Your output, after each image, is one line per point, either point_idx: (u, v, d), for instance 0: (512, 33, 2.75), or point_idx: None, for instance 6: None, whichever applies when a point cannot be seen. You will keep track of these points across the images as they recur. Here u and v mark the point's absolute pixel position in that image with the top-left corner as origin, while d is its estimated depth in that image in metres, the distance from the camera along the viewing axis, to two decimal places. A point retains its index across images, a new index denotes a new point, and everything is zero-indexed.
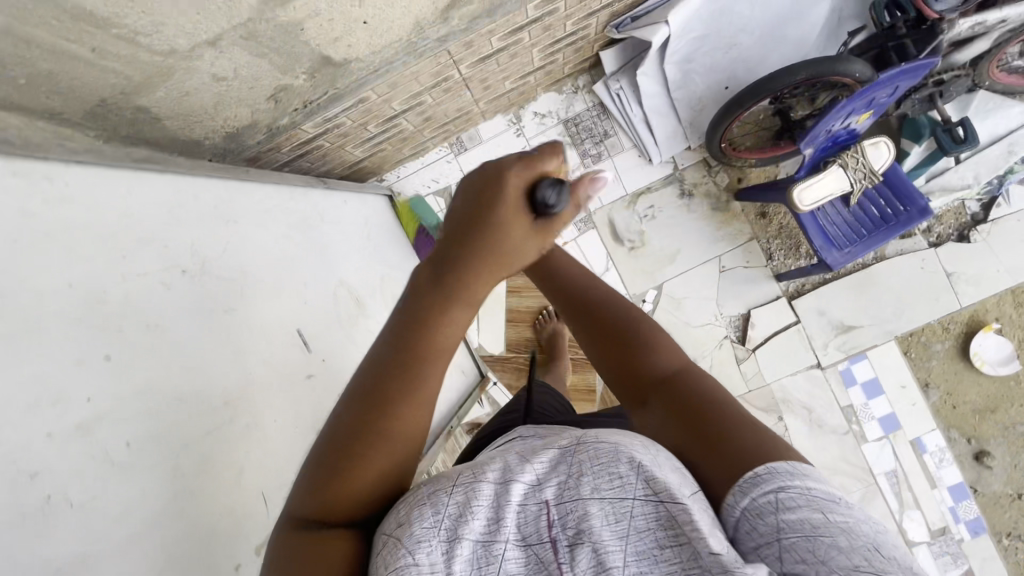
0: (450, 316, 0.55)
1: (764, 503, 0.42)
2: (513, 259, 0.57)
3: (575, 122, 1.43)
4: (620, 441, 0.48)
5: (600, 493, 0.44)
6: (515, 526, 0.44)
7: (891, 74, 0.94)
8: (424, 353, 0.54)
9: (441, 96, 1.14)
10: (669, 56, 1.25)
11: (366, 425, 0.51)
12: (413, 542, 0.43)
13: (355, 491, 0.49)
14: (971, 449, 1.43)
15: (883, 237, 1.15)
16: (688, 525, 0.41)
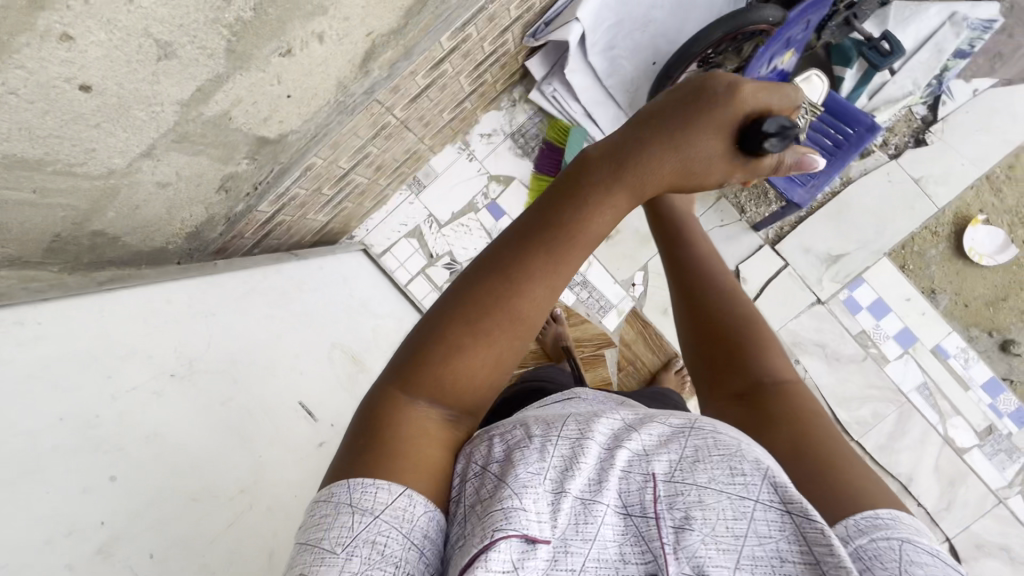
0: (603, 224, 0.55)
1: (879, 545, 0.38)
2: (697, 178, 0.57)
3: (521, 133, 1.46)
4: (746, 437, 0.46)
5: (721, 481, 0.42)
6: (618, 495, 0.44)
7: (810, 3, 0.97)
8: (569, 243, 0.55)
9: (385, 143, 1.16)
10: (590, 50, 1.28)
11: (510, 332, 0.53)
12: (513, 487, 0.44)
13: (465, 382, 0.52)
14: (995, 343, 1.46)
15: (840, 163, 1.16)
16: (822, 546, 0.38)
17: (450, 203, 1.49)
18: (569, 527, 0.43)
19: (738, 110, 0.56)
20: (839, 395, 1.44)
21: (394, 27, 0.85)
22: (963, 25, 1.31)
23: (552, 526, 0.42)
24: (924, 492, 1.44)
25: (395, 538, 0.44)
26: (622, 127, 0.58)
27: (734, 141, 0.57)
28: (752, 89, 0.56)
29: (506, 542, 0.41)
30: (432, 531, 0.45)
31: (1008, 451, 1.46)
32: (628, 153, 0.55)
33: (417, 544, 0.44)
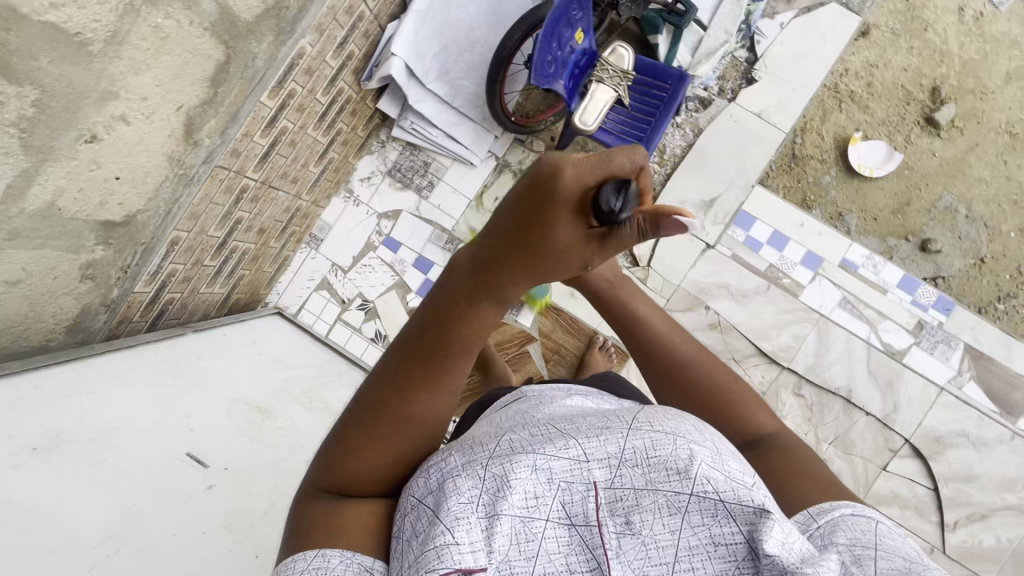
0: (478, 303, 0.69)
1: (858, 517, 0.50)
2: (557, 251, 0.65)
3: (396, 169, 1.56)
4: (676, 429, 0.55)
5: (654, 483, 0.51)
6: (561, 507, 0.51)
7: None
8: (446, 346, 0.69)
9: (255, 206, 1.26)
10: (427, 79, 1.41)
11: (403, 419, 0.68)
12: (448, 522, 0.50)
13: (371, 469, 0.66)
14: (916, 245, 1.52)
15: (667, 112, 1.26)
16: (747, 525, 0.47)
17: (349, 248, 1.57)
18: (512, 546, 0.50)
19: (569, 189, 0.62)
20: (755, 328, 1.49)
21: (204, 97, 0.96)
22: None
23: (488, 551, 0.49)
24: (866, 399, 1.46)
25: None
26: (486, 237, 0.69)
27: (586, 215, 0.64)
28: (589, 164, 0.62)
29: None
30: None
31: (947, 340, 1.49)
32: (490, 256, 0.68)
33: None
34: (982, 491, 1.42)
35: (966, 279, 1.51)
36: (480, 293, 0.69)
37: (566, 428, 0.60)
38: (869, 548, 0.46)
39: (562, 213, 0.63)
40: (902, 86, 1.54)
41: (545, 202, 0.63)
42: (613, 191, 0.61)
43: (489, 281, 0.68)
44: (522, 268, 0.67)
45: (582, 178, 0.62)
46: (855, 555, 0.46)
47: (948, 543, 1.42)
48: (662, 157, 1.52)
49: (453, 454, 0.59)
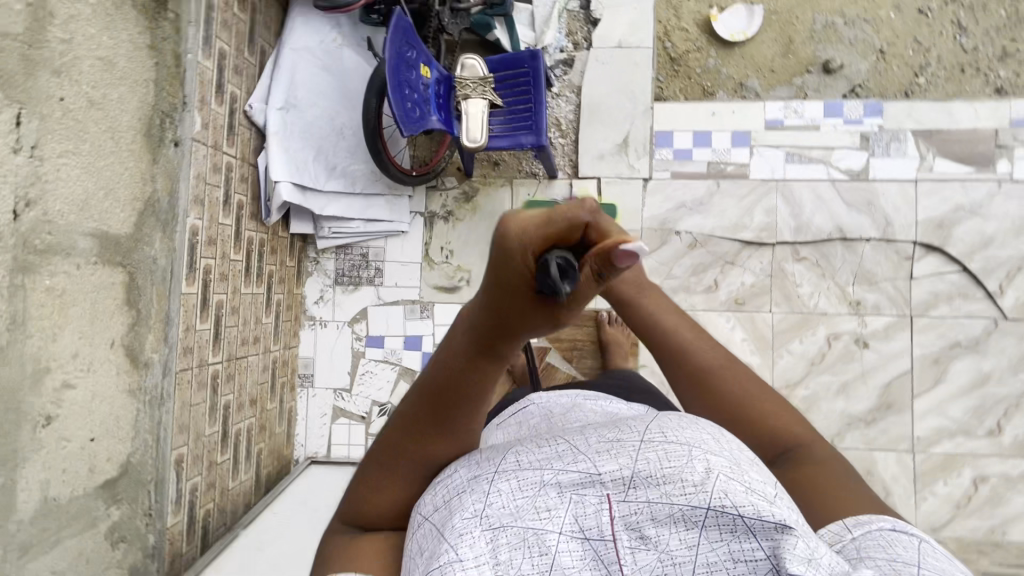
0: (483, 376, 0.54)
1: (897, 536, 0.48)
2: (525, 332, 0.47)
3: (341, 275, 1.56)
4: (698, 438, 0.48)
5: (669, 496, 0.43)
6: (573, 517, 0.45)
7: (399, 26, 1.12)
8: (446, 399, 0.56)
9: (234, 383, 1.24)
10: (321, 184, 1.39)
11: (417, 458, 0.59)
12: (451, 539, 0.47)
13: (392, 502, 0.60)
14: (820, 72, 1.55)
15: (539, 93, 1.27)
16: (773, 536, 0.40)
17: (340, 367, 1.55)
18: (521, 561, 0.44)
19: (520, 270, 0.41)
20: (728, 224, 1.50)
21: (128, 321, 0.95)
22: None
23: (493, 564, 0.44)
24: (859, 227, 1.47)
25: None
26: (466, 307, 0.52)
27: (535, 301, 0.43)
28: (532, 221, 0.39)
29: None
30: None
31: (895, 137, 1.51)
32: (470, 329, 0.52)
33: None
34: (1006, 245, 1.43)
35: (879, 75, 1.54)
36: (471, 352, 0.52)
37: (579, 437, 0.54)
38: (912, 566, 0.44)
39: (508, 299, 0.44)
40: None
41: (496, 287, 0.43)
42: (542, 273, 0.39)
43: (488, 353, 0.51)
44: (509, 340, 0.49)
45: (525, 250, 0.39)
46: (895, 568, 0.43)
47: (1003, 308, 1.43)
48: (561, 129, 1.54)
49: (459, 467, 0.56)
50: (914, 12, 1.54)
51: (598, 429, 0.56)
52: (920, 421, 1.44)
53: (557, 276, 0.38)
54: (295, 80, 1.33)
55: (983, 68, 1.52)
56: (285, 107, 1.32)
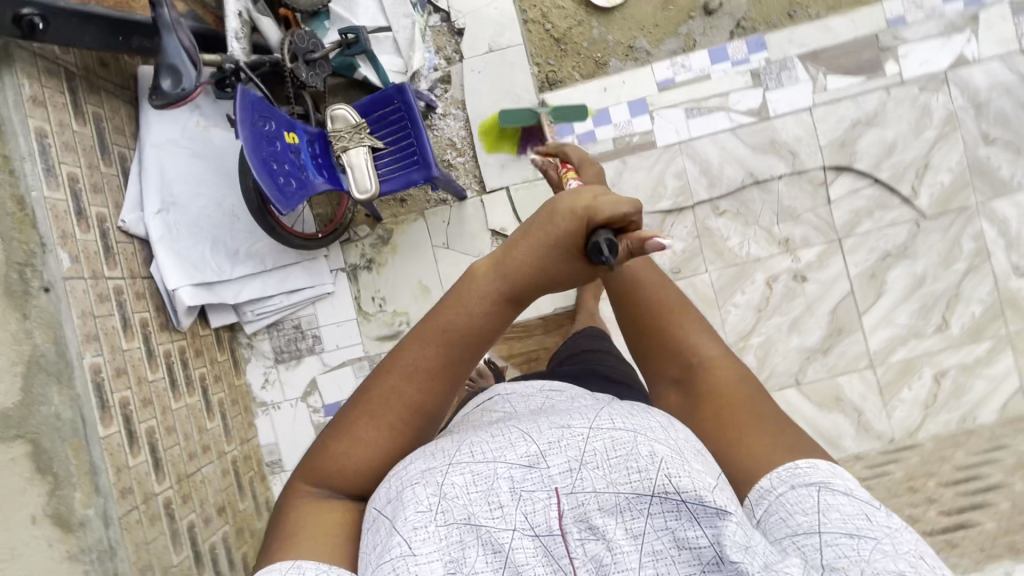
0: (494, 325, 0.60)
1: (800, 493, 0.49)
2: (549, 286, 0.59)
3: (280, 352, 1.50)
4: (638, 425, 0.48)
5: (616, 485, 0.43)
6: (522, 512, 0.44)
7: (246, 101, 1.05)
8: (453, 349, 0.59)
9: (191, 501, 1.20)
10: (227, 273, 1.33)
11: (410, 408, 0.59)
12: (403, 530, 0.45)
13: (354, 468, 0.59)
14: (694, 24, 1.53)
15: (417, 127, 1.23)
16: (708, 517, 0.41)
17: (305, 444, 1.50)
18: (477, 557, 0.43)
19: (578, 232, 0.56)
20: (644, 198, 1.50)
21: (46, 489, 0.93)
22: None
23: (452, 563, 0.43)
24: (769, 167, 1.47)
25: None
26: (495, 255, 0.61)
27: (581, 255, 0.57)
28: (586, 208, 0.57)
29: None
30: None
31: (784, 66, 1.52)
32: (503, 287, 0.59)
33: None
34: (908, 149, 1.45)
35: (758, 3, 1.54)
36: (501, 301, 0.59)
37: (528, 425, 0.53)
38: (814, 536, 0.46)
39: (559, 254, 0.57)
40: None
41: (551, 246, 0.57)
42: (598, 247, 0.55)
43: (510, 301, 0.60)
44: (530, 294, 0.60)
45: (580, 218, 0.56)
46: (801, 549, 0.45)
47: (922, 208, 1.45)
48: (457, 148, 1.49)
49: (415, 458, 0.53)
50: None
51: (546, 416, 0.55)
52: (873, 336, 1.47)
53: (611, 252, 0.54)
54: (166, 177, 1.26)
55: None
56: (164, 208, 1.25)
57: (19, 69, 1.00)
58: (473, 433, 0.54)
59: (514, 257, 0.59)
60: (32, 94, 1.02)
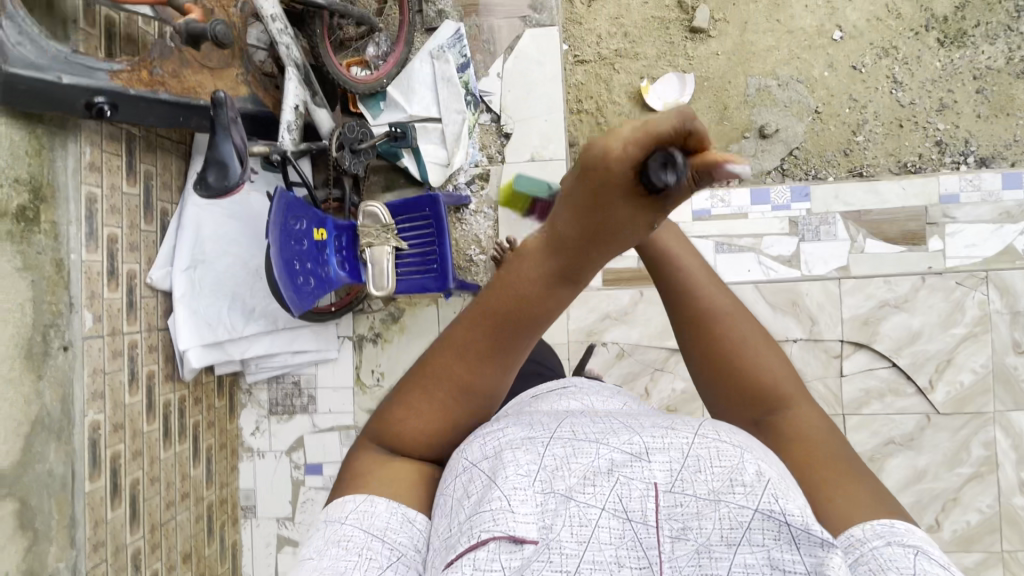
0: (550, 300, 0.51)
1: (894, 550, 0.44)
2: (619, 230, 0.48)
3: (276, 404, 1.56)
4: (747, 441, 0.45)
5: (720, 496, 0.41)
6: (615, 497, 0.42)
7: (282, 205, 1.10)
8: (510, 315, 0.51)
9: (161, 547, 1.26)
10: (239, 331, 1.38)
11: (461, 385, 0.53)
12: (503, 487, 0.44)
13: (411, 431, 0.55)
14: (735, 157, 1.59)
15: (442, 238, 1.26)
16: (812, 553, 0.37)
17: (280, 497, 1.56)
18: (563, 528, 0.42)
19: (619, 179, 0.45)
20: (655, 333, 1.48)
21: (23, 544, 0.96)
22: (445, 53, 1.47)
23: (543, 525, 0.42)
24: (784, 329, 1.47)
25: (357, 533, 0.50)
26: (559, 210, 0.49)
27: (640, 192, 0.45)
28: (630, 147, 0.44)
29: (492, 543, 0.41)
30: (390, 523, 0.51)
31: (823, 219, 1.54)
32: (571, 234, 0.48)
33: (378, 535, 0.50)
34: (933, 340, 1.42)
35: (816, 134, 1.75)
36: (570, 255, 0.49)
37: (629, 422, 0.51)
38: None
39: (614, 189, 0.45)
40: (653, 18, 1.80)
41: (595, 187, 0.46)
42: (661, 163, 0.44)
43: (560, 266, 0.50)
44: (589, 249, 0.48)
45: (626, 156, 0.44)
46: None
47: (936, 403, 1.41)
48: (481, 245, 1.52)
49: (512, 424, 0.52)
50: (846, 70, 1.78)
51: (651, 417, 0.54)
52: None
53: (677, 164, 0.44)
54: (201, 234, 1.32)
55: (921, 121, 1.70)
56: (192, 265, 1.31)
57: (84, 136, 1.07)
58: (570, 417, 0.53)
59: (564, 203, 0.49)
60: (90, 160, 1.08)
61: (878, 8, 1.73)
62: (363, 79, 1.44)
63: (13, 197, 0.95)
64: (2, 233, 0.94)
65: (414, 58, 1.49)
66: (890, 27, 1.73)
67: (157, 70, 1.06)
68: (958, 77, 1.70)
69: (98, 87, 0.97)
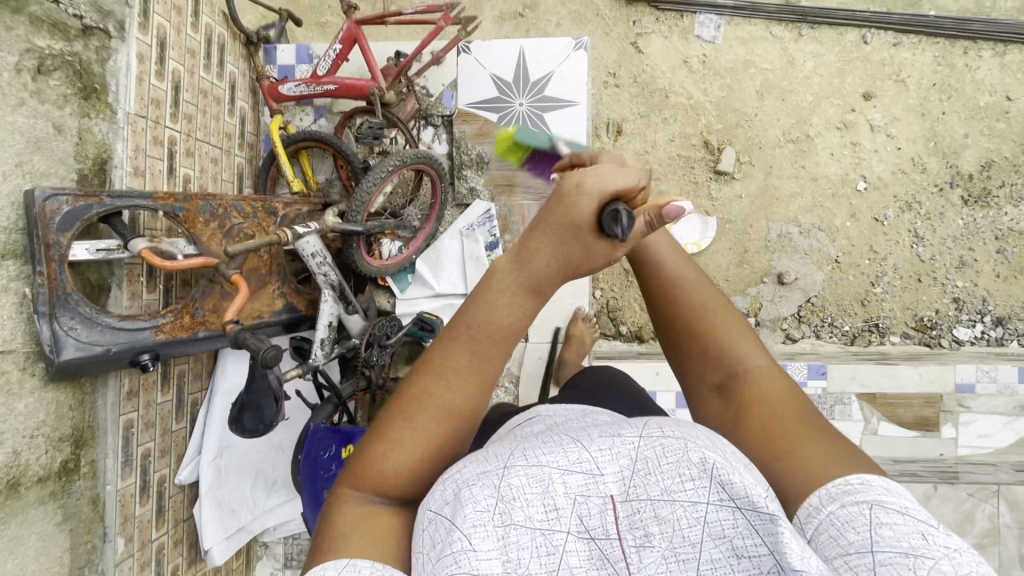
0: (524, 310, 0.66)
1: (849, 510, 0.53)
2: (583, 265, 0.64)
3: (287, 560, 1.59)
4: (678, 433, 0.55)
5: (670, 492, 0.51)
6: (580, 521, 0.51)
7: (313, 438, 1.20)
8: (485, 338, 0.65)
9: None
10: (259, 508, 1.44)
11: (445, 409, 0.65)
12: (464, 529, 0.51)
13: (390, 470, 0.64)
14: (768, 283, 2.00)
15: None
16: (767, 528, 0.48)
17: None
18: (531, 561, 0.49)
19: (580, 211, 0.61)
20: None
21: None
22: (475, 231, 1.51)
23: (505, 562, 0.49)
24: None
25: None
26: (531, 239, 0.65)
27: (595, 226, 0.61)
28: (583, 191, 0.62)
29: None
30: None
31: None
32: (543, 264, 0.64)
33: None
34: None
35: (836, 284, 2.00)
36: (529, 283, 0.65)
37: (571, 434, 0.61)
38: (866, 556, 0.49)
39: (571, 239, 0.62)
40: (680, 156, 2.04)
41: (559, 231, 0.63)
42: (612, 217, 0.59)
43: (530, 291, 0.65)
44: (563, 274, 0.65)
45: (587, 198, 0.61)
46: (852, 565, 0.48)
47: None
48: None
49: (467, 462, 0.59)
50: (869, 220, 2.00)
51: (596, 425, 0.63)
52: None
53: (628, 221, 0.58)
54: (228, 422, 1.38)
55: (940, 277, 1.97)
56: (219, 453, 1.37)
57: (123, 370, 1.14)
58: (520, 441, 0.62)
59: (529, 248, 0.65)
60: (130, 388, 1.17)
61: (902, 161, 1.98)
62: (392, 258, 1.46)
63: (58, 453, 1.05)
64: (46, 495, 1.03)
65: (443, 234, 1.52)
66: (912, 183, 1.98)
67: (198, 313, 1.17)
68: (980, 236, 1.96)
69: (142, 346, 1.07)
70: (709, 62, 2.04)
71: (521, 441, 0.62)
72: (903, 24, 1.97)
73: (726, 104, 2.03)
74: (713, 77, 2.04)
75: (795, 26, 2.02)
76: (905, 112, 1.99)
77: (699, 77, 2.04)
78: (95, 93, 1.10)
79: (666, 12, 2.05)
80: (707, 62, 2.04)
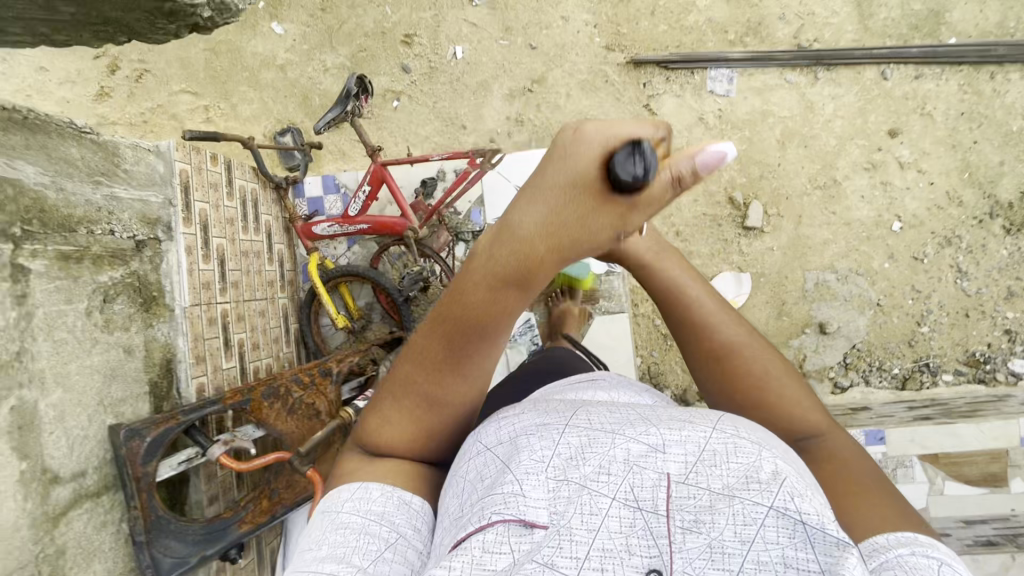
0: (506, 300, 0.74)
1: (916, 559, 0.56)
2: (584, 231, 0.69)
3: None
4: (753, 443, 0.58)
5: (730, 490, 0.53)
6: (629, 487, 0.55)
7: None
8: (468, 329, 0.75)
9: None
10: None
11: (429, 396, 0.79)
12: (517, 475, 0.59)
13: (391, 435, 0.81)
14: (809, 333, 1.97)
15: None
16: (829, 540, 0.47)
17: None
18: (576, 514, 0.54)
19: (592, 159, 0.66)
20: None
21: None
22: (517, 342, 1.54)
23: (551, 507, 0.55)
24: None
25: (353, 516, 0.71)
26: (527, 204, 0.70)
27: (605, 173, 0.66)
28: (593, 142, 0.66)
29: (501, 522, 0.55)
30: (385, 507, 0.72)
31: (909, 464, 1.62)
32: (542, 230, 0.69)
33: (374, 518, 0.71)
34: None
35: (879, 327, 1.96)
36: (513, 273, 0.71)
37: (649, 418, 0.66)
38: None
39: (584, 202, 0.68)
40: (706, 214, 2.02)
41: (567, 184, 0.68)
42: (625, 158, 0.64)
43: (510, 281, 0.72)
44: (557, 245, 0.70)
45: (602, 149, 0.66)
46: None
47: None
48: None
49: (524, 416, 0.70)
50: (908, 259, 1.96)
51: (669, 414, 0.68)
52: None
53: (646, 159, 0.64)
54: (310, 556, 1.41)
55: (988, 310, 1.93)
56: None
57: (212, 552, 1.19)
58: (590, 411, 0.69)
59: (522, 213, 0.70)
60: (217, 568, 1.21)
61: (937, 196, 1.94)
62: None
63: None
64: None
65: None
66: (949, 218, 1.93)
67: (274, 492, 1.13)
68: None
69: (228, 542, 1.07)
70: (726, 117, 2.01)
71: (590, 410, 0.69)
72: (925, 56, 1.92)
73: (748, 157, 2.00)
74: (732, 131, 2.01)
75: (811, 70, 1.98)
76: (935, 145, 1.94)
77: (717, 132, 2.01)
78: (153, 301, 1.09)
79: (677, 71, 2.02)
80: (723, 117, 2.01)
